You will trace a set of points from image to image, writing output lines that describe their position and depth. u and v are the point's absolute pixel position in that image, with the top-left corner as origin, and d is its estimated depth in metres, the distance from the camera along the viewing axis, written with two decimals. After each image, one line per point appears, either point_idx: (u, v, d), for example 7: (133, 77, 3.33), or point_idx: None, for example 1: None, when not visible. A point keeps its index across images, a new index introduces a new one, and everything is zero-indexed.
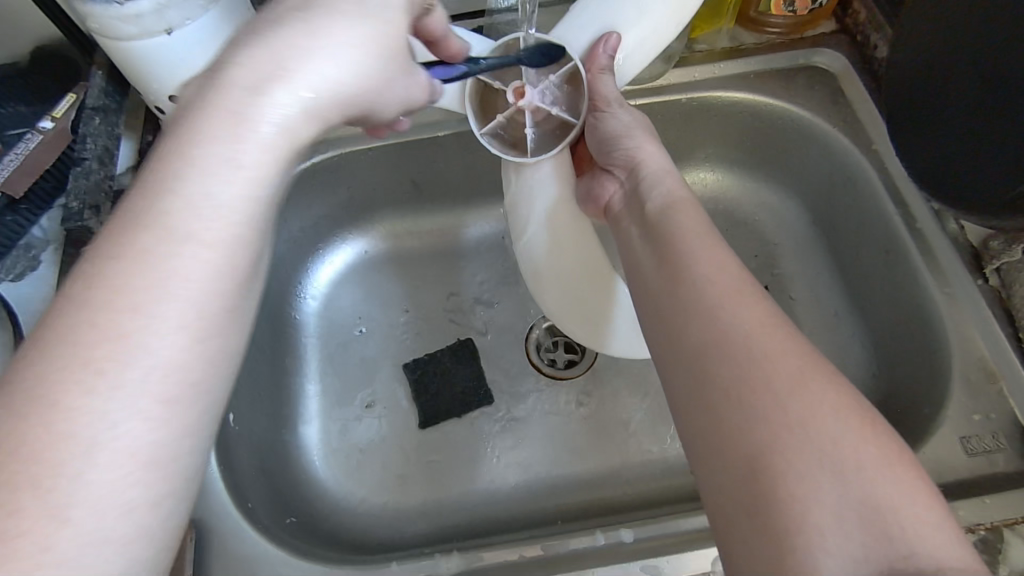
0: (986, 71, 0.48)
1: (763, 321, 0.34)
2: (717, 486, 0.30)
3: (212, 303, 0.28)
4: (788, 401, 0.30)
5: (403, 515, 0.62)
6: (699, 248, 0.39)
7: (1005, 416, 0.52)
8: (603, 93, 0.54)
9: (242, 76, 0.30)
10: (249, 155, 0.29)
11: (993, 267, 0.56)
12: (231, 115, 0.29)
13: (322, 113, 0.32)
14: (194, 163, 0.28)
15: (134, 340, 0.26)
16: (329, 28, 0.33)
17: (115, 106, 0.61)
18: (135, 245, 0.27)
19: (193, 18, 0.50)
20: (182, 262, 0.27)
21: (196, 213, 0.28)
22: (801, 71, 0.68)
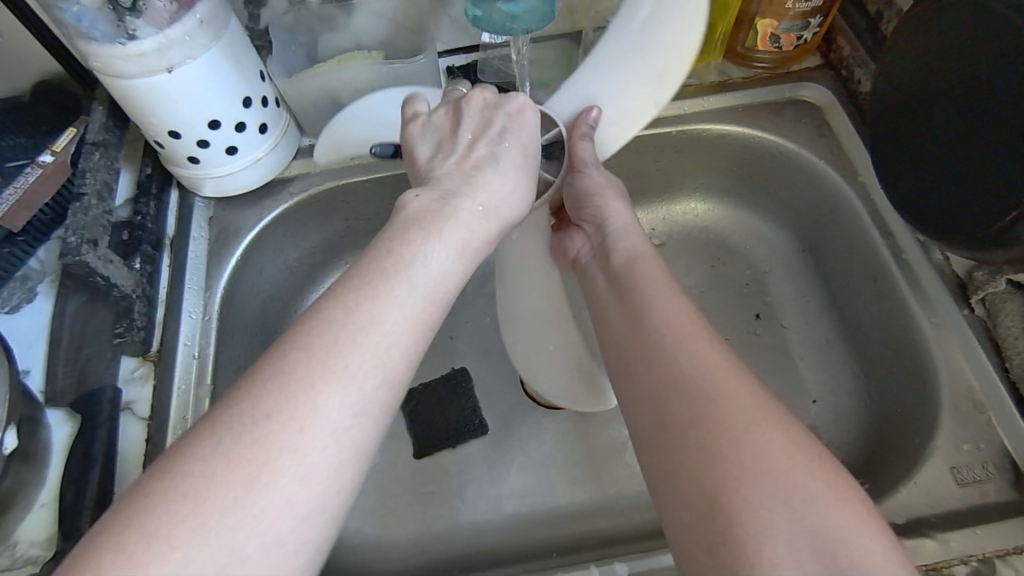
0: (966, 107, 0.49)
1: (715, 364, 0.37)
2: (678, 517, 0.33)
3: (378, 386, 0.34)
4: (742, 441, 0.33)
5: (398, 547, 0.62)
6: (658, 296, 0.43)
7: (994, 446, 0.52)
8: (581, 156, 0.56)
9: (418, 227, 0.40)
10: (417, 277, 0.37)
11: (978, 299, 0.56)
12: (412, 253, 0.38)
13: (467, 251, 0.41)
14: (384, 283, 0.36)
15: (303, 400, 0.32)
16: (472, 199, 0.43)
17: (116, 141, 0.60)
18: (335, 330, 0.34)
19: (194, 56, 0.51)
20: (363, 353, 0.34)
21: (383, 314, 0.35)
22: (789, 105, 0.69)
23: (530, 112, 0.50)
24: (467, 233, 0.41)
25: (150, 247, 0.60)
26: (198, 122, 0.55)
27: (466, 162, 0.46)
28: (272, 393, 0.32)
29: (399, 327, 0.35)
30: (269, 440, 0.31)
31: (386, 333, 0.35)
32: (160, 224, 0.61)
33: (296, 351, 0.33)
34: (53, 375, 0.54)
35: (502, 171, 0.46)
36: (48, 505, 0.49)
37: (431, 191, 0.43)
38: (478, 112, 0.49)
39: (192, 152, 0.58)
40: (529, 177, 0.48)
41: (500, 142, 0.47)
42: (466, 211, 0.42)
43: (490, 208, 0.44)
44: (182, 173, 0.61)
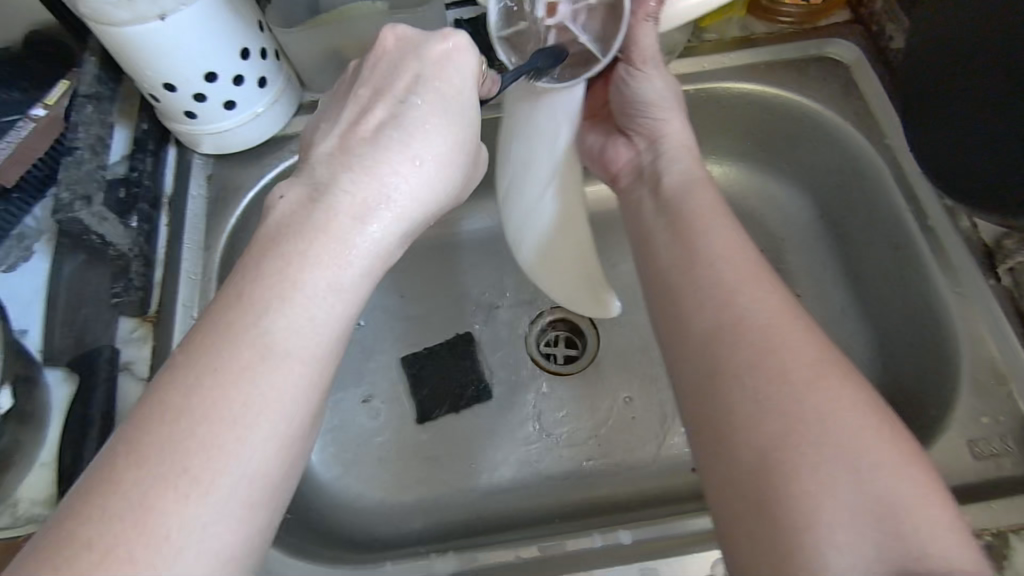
0: (1006, 62, 0.46)
1: (776, 312, 0.36)
2: (721, 465, 0.33)
3: (266, 430, 0.32)
4: (805, 398, 0.33)
5: (401, 511, 0.62)
6: (711, 233, 0.41)
7: (1015, 419, 0.50)
8: (642, 45, 0.50)
9: (278, 250, 0.34)
10: (278, 334, 0.33)
11: (1006, 267, 0.54)
12: (275, 296, 0.33)
13: (361, 261, 0.36)
14: (235, 344, 0.32)
15: (182, 467, 0.30)
16: (353, 199, 0.37)
17: (110, 94, 0.58)
18: (203, 395, 0.31)
19: (187, 4, 0.48)
20: (231, 421, 0.31)
21: (242, 385, 0.32)
22: (814, 61, 0.66)
23: (463, 55, 0.40)
24: (359, 246, 0.36)
25: (147, 206, 0.58)
26: (193, 74, 0.53)
27: (350, 142, 0.38)
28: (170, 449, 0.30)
29: (285, 388, 0.33)
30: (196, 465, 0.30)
31: (263, 393, 0.32)
32: (156, 182, 0.60)
33: (157, 428, 0.30)
34: (51, 336, 0.53)
35: (407, 146, 0.38)
36: (48, 465, 0.49)
37: (301, 184, 0.37)
38: (383, 62, 0.40)
39: (188, 107, 0.56)
40: (456, 129, 0.39)
41: (407, 96, 0.39)
42: (349, 219, 0.36)
43: (373, 206, 0.37)
44: (179, 129, 0.59)
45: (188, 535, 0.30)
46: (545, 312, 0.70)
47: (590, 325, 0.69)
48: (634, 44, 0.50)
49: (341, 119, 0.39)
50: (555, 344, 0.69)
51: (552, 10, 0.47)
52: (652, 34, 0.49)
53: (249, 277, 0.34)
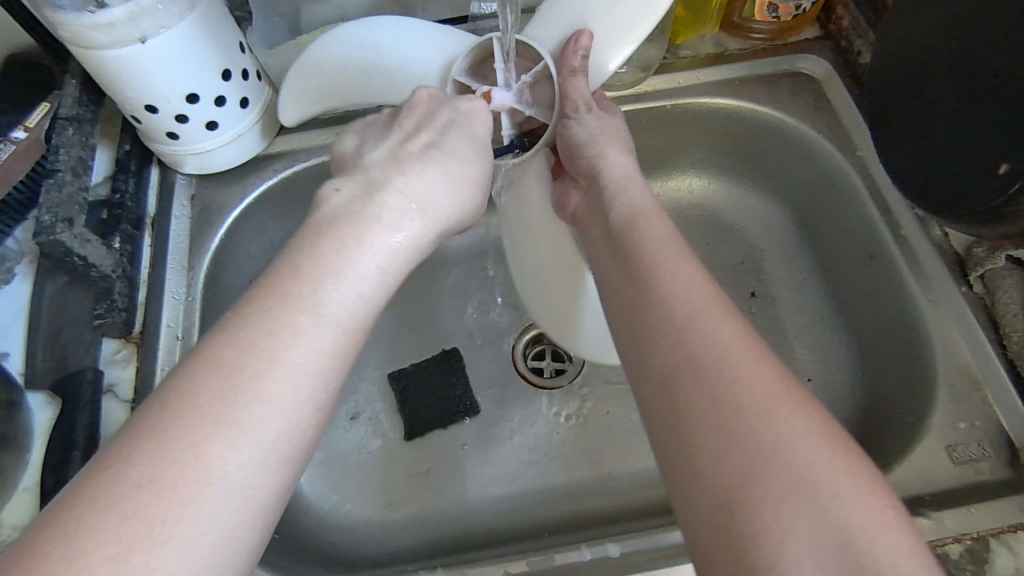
0: (968, 78, 0.48)
1: (734, 339, 0.33)
2: (688, 504, 0.30)
3: (298, 400, 0.32)
4: (761, 427, 0.29)
5: (388, 531, 0.62)
6: (665, 263, 0.37)
7: (991, 424, 0.52)
8: (575, 94, 0.52)
9: (332, 237, 0.36)
10: (330, 303, 0.34)
11: (976, 275, 0.55)
12: (326, 275, 0.35)
13: (384, 254, 0.38)
14: (292, 310, 0.33)
15: (210, 438, 0.30)
16: (403, 192, 0.41)
17: (91, 116, 0.58)
18: (255, 353, 0.32)
19: (168, 27, 0.49)
20: (284, 376, 0.32)
21: (292, 345, 0.33)
22: (786, 77, 0.68)
23: (484, 114, 0.47)
24: (397, 240, 0.39)
25: (130, 226, 0.58)
26: (174, 96, 0.53)
27: (397, 153, 0.43)
28: (181, 437, 0.29)
29: (318, 366, 0.33)
30: (185, 473, 0.29)
31: (292, 378, 0.32)
32: (139, 203, 0.60)
33: (208, 393, 0.31)
34: (33, 357, 0.52)
35: (442, 158, 0.44)
36: (31, 490, 0.48)
37: (353, 181, 0.40)
38: (421, 108, 0.46)
39: (169, 128, 0.56)
40: (477, 164, 0.46)
41: (444, 133, 0.45)
42: (393, 213, 0.39)
43: (420, 207, 0.41)
44: (161, 150, 0.59)
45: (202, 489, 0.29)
46: (530, 327, 0.71)
47: None
48: (565, 97, 0.52)
49: (389, 140, 0.44)
50: (541, 358, 0.69)
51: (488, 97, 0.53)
52: (584, 85, 0.52)
53: (320, 243, 0.36)
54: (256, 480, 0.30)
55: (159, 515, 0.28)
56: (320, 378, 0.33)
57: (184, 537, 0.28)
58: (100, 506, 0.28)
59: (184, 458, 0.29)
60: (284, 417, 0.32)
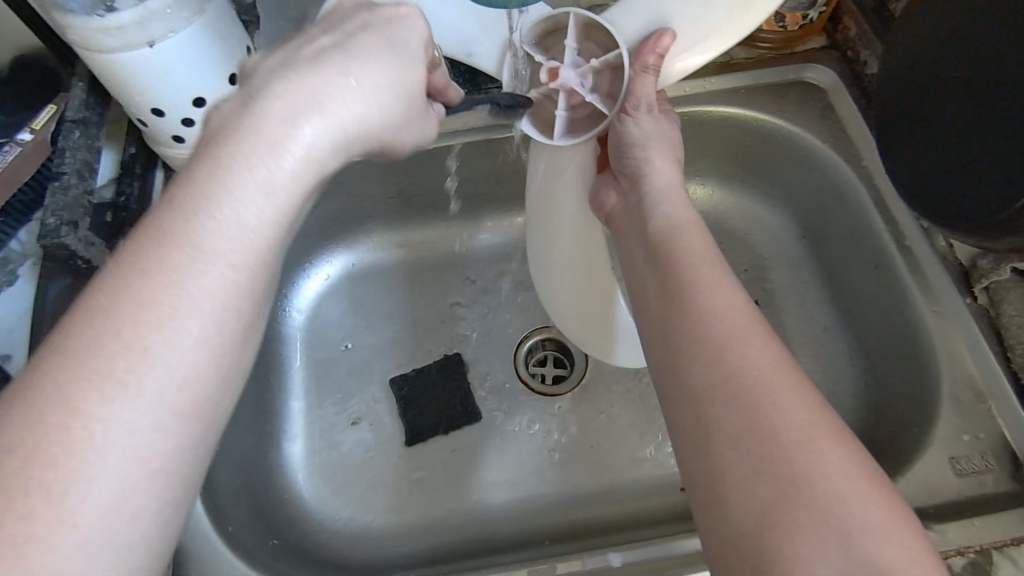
0: (976, 90, 0.47)
1: (773, 364, 0.32)
2: (717, 530, 0.29)
3: (190, 355, 0.28)
4: (796, 469, 0.28)
5: (386, 535, 0.62)
6: (706, 286, 0.36)
7: (994, 436, 0.51)
8: (641, 93, 0.51)
9: (208, 158, 0.30)
10: (218, 235, 0.29)
11: (982, 286, 0.55)
12: (211, 199, 0.29)
13: (284, 188, 0.31)
14: (167, 248, 0.28)
15: (82, 393, 0.26)
16: (289, 101, 0.32)
17: (98, 119, 0.57)
18: (136, 291, 0.28)
19: (176, 31, 0.49)
20: (160, 325, 0.28)
21: (174, 286, 0.28)
22: (793, 87, 0.68)
23: (415, 22, 0.38)
24: (286, 162, 0.31)
25: (135, 229, 0.58)
26: (182, 99, 0.53)
27: (292, 57, 0.33)
28: (61, 386, 0.26)
29: (204, 312, 0.29)
30: (51, 434, 0.25)
31: (165, 331, 0.28)
32: (144, 206, 0.60)
33: (82, 325, 0.27)
34: (34, 357, 0.52)
35: (345, 67, 0.33)
36: None
37: (239, 91, 0.33)
38: (336, 17, 0.37)
39: (176, 132, 0.56)
40: (417, 95, 0.39)
41: (352, 33, 0.35)
42: (274, 121, 0.31)
43: (305, 107, 0.32)
44: (168, 154, 0.59)
45: (105, 452, 0.26)
46: (534, 333, 0.71)
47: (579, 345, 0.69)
48: (632, 93, 0.51)
49: (286, 44, 0.35)
50: (545, 364, 0.70)
51: (554, 74, 0.52)
52: (652, 85, 0.51)
53: (197, 164, 0.30)
54: (148, 447, 0.27)
55: (50, 480, 0.25)
56: (207, 335, 0.29)
57: (63, 506, 0.25)
58: (23, 461, 0.25)
59: (52, 413, 0.26)
60: (170, 374, 0.28)
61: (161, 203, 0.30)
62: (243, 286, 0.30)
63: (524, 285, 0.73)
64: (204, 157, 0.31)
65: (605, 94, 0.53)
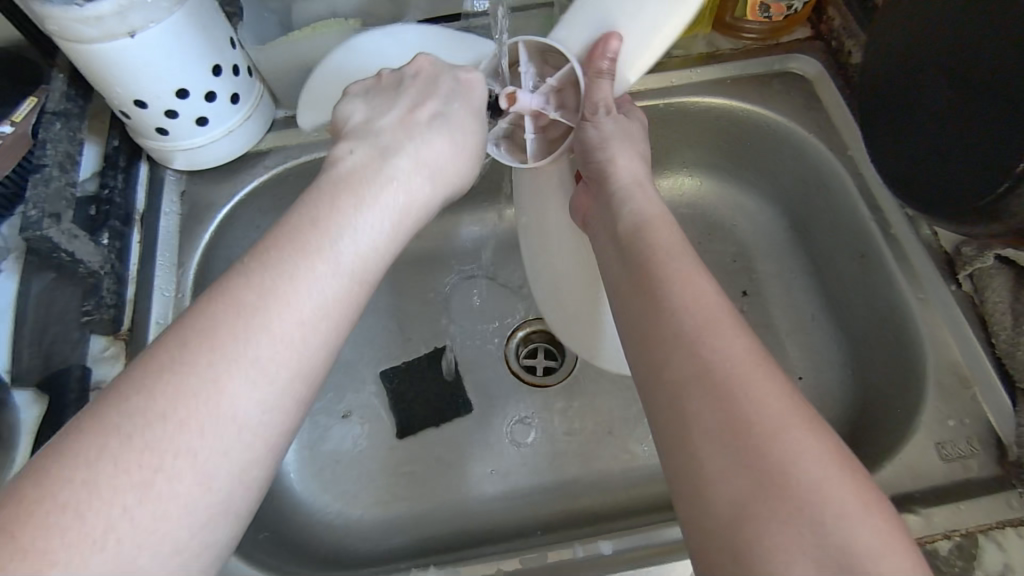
0: (957, 77, 0.48)
1: (750, 354, 0.32)
2: (691, 510, 0.29)
3: (314, 350, 0.32)
4: (771, 449, 0.28)
5: (374, 527, 0.61)
6: (681, 280, 0.36)
7: (979, 421, 0.52)
8: (598, 98, 0.50)
9: (345, 191, 0.37)
10: (344, 252, 0.34)
11: (965, 273, 0.55)
12: (338, 223, 0.35)
13: (392, 219, 0.38)
14: (299, 255, 0.33)
15: (225, 375, 0.30)
16: (404, 155, 0.41)
17: (78, 112, 0.57)
18: (271, 292, 0.32)
19: (157, 21, 0.48)
20: (294, 319, 0.32)
21: (297, 287, 0.32)
22: (777, 77, 0.68)
23: (483, 82, 0.48)
24: (399, 199, 0.39)
25: (119, 222, 0.58)
26: (164, 91, 0.52)
27: (407, 117, 0.43)
28: (202, 365, 0.30)
29: (325, 312, 0.33)
30: (200, 410, 0.29)
31: (295, 326, 0.32)
32: (128, 199, 0.59)
33: (217, 312, 0.31)
34: (18, 354, 0.52)
35: (441, 128, 0.44)
36: None
37: (366, 146, 0.41)
38: (421, 76, 0.47)
39: (159, 124, 0.56)
40: (478, 135, 0.46)
41: (449, 101, 0.45)
42: (398, 175, 0.40)
43: (423, 166, 0.41)
44: (151, 146, 0.59)
45: (232, 428, 0.30)
46: (522, 325, 0.71)
47: None
48: (589, 101, 0.51)
49: (394, 108, 0.44)
50: (534, 356, 0.70)
51: (513, 98, 0.51)
52: (609, 90, 0.50)
53: (323, 194, 0.37)
54: (269, 426, 0.31)
55: (182, 445, 0.28)
56: (329, 336, 0.33)
57: (201, 473, 0.29)
58: (161, 433, 0.28)
59: (190, 391, 0.29)
60: (285, 361, 0.31)
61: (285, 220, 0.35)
62: (363, 297, 0.35)
63: (512, 278, 0.73)
64: (331, 191, 0.37)
65: (567, 109, 0.53)
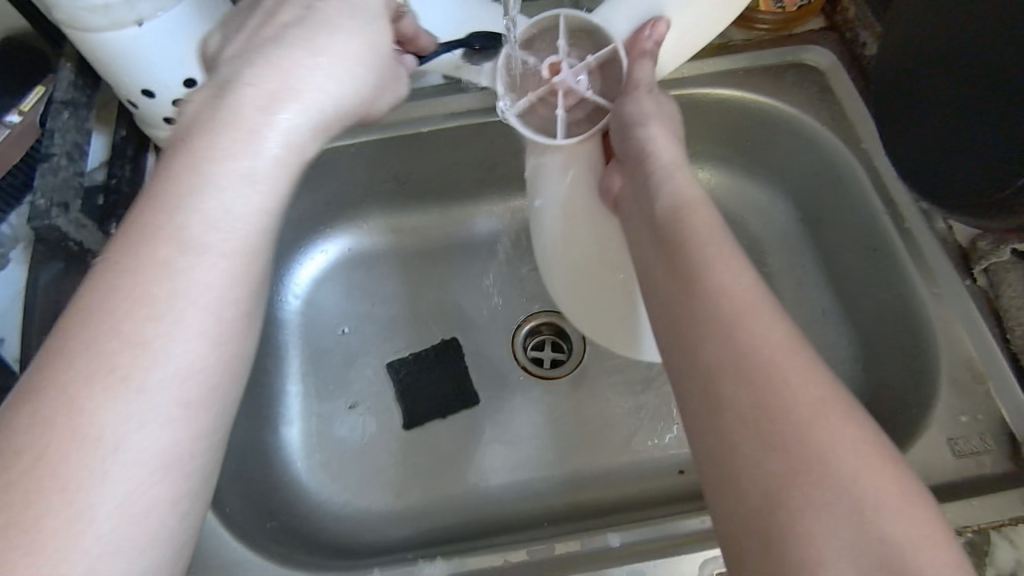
0: (975, 69, 0.47)
1: (788, 340, 0.31)
2: (726, 498, 0.29)
3: (201, 340, 0.31)
4: (807, 437, 0.28)
5: (382, 518, 0.61)
6: (715, 262, 0.35)
7: (992, 417, 0.51)
8: (639, 78, 0.51)
9: (194, 144, 0.33)
10: (217, 225, 0.32)
11: (981, 268, 0.55)
12: (188, 188, 0.32)
13: (276, 164, 0.35)
14: (152, 244, 0.31)
15: (91, 388, 0.28)
16: (274, 87, 0.36)
17: (87, 100, 0.57)
18: (129, 288, 0.30)
19: (165, 9, 0.48)
20: (175, 318, 0.30)
21: (165, 280, 0.31)
22: (790, 68, 0.67)
23: None
24: (269, 143, 0.35)
25: (127, 213, 0.57)
26: (172, 80, 0.52)
27: (256, 41, 0.38)
28: (82, 383, 0.28)
29: (216, 297, 0.32)
30: (76, 427, 0.28)
31: (186, 315, 0.31)
32: (136, 189, 0.59)
33: (89, 323, 0.29)
34: (27, 344, 0.51)
35: (312, 46, 0.37)
36: None
37: (208, 87, 0.36)
38: None
39: (167, 114, 0.55)
40: (377, 51, 0.40)
41: (312, 3, 0.39)
42: (257, 104, 0.35)
43: (280, 98, 0.36)
44: (158, 136, 0.59)
45: (122, 441, 0.29)
46: (530, 318, 0.70)
47: (576, 329, 0.69)
48: (632, 78, 0.52)
49: (250, 26, 0.39)
50: (542, 349, 0.69)
51: (556, 68, 0.54)
52: (650, 70, 0.51)
53: (172, 157, 0.33)
54: (170, 427, 0.30)
55: (64, 474, 0.27)
56: (205, 322, 0.31)
57: (86, 508, 0.27)
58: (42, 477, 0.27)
59: (62, 409, 0.28)
60: (180, 357, 0.30)
61: (138, 207, 0.32)
62: (248, 265, 0.33)
63: (521, 271, 0.72)
64: (191, 147, 0.33)
65: (598, 91, 0.55)
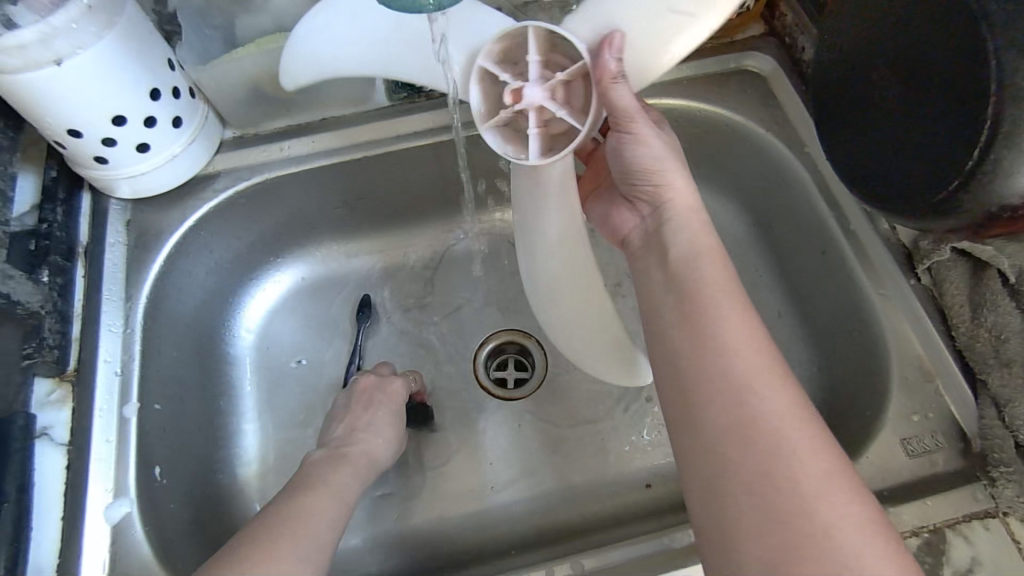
0: (905, 76, 0.48)
1: (795, 410, 0.38)
2: (733, 545, 0.36)
3: (315, 568, 0.42)
4: (808, 505, 0.35)
5: (348, 554, 0.60)
6: (727, 325, 0.41)
7: (942, 414, 0.52)
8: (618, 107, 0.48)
9: (305, 498, 0.46)
10: (287, 546, 0.41)
11: (924, 267, 0.55)
12: (273, 541, 0.41)
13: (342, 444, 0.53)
14: (275, 538, 0.42)
15: (250, 572, 0.39)
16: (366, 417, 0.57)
17: (9, 143, 0.54)
18: (234, 565, 0.39)
19: (85, 47, 0.46)
20: (281, 560, 0.40)
21: (262, 562, 0.40)
22: (733, 76, 0.68)
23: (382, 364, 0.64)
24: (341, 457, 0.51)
25: (61, 258, 0.56)
26: (99, 118, 0.50)
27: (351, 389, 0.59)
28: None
29: (302, 552, 0.42)
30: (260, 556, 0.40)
31: (286, 565, 0.41)
32: (70, 232, 0.57)
33: (245, 553, 0.40)
34: None
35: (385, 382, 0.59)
36: None
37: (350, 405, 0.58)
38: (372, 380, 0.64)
39: (96, 153, 0.53)
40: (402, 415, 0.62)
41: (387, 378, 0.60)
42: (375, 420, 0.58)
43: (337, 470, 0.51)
44: (90, 176, 0.56)
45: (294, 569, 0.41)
46: (491, 338, 0.70)
47: (538, 346, 0.69)
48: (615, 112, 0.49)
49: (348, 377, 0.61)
50: (505, 368, 0.69)
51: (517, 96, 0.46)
52: (629, 94, 0.48)
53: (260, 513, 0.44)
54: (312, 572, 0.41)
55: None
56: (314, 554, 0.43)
57: None
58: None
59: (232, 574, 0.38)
60: (301, 569, 0.41)
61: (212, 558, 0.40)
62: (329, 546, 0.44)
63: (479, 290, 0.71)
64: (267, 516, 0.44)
65: None
